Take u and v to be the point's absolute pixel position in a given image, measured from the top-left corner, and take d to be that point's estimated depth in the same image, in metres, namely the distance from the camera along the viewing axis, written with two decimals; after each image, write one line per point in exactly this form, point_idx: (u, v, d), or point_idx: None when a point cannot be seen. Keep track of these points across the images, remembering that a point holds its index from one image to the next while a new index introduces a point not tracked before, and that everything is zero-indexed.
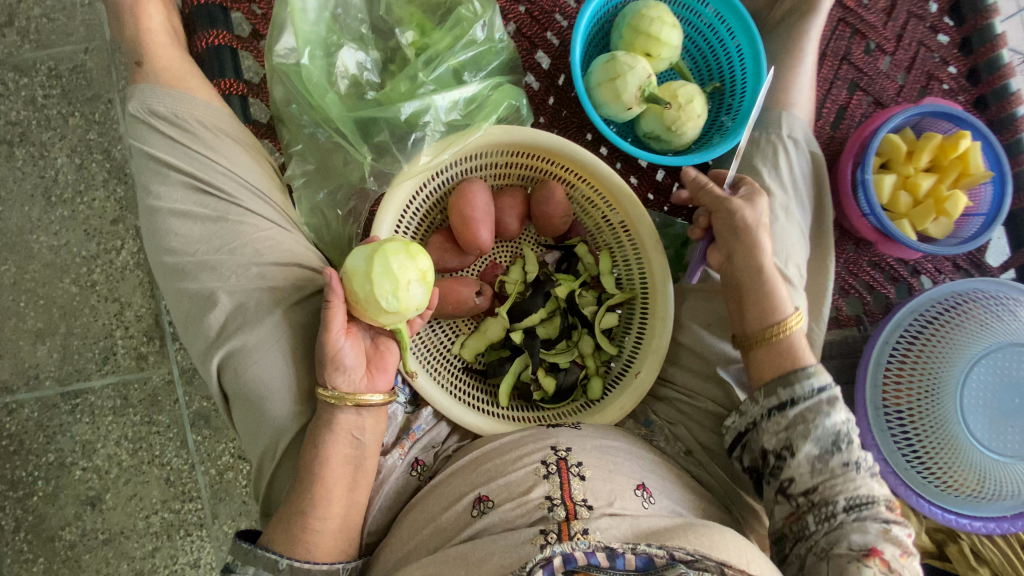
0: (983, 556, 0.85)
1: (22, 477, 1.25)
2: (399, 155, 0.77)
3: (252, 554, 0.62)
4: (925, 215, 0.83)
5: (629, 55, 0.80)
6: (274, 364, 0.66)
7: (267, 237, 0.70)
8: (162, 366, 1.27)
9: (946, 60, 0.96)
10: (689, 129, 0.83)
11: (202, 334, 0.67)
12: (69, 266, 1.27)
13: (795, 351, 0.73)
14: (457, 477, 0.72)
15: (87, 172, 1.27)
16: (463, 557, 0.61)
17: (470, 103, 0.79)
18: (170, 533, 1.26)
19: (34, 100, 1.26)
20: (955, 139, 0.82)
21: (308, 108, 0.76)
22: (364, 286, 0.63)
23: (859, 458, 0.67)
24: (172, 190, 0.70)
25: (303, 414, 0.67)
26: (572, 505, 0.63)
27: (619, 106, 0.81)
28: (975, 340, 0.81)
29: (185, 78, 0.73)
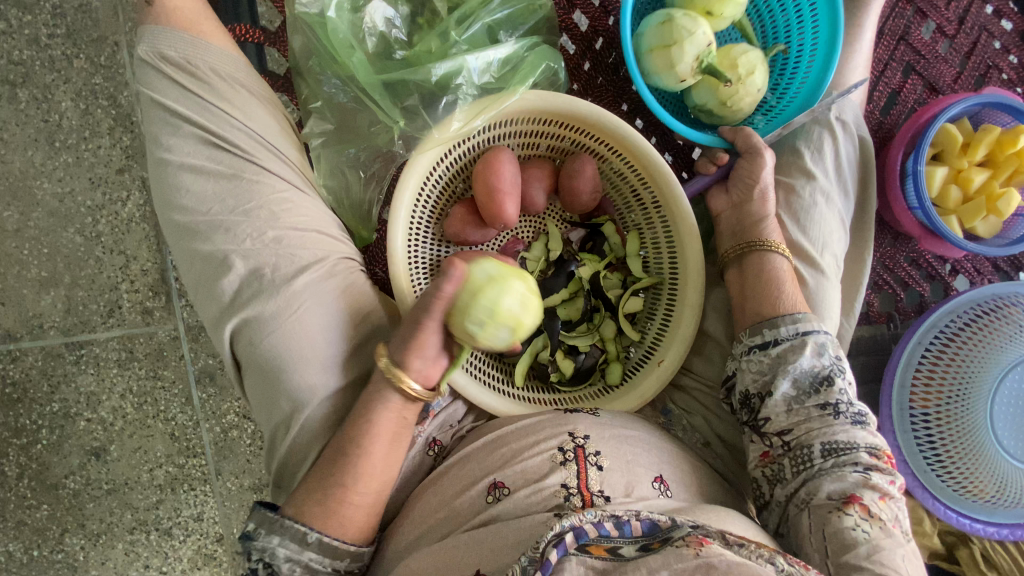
0: (992, 561, 0.83)
1: (25, 425, 1.25)
2: (428, 118, 0.73)
3: (277, 524, 0.59)
4: (975, 212, 0.78)
5: (689, 19, 0.73)
6: (291, 335, 0.63)
7: (284, 199, 0.67)
8: (168, 322, 1.26)
9: (1008, 47, 0.90)
10: (745, 101, 0.78)
11: (215, 299, 0.64)
12: (74, 216, 1.24)
13: (788, 295, 0.71)
14: (471, 462, 0.70)
15: (92, 118, 1.22)
16: (475, 543, 0.60)
17: (505, 65, 0.73)
18: (174, 487, 1.26)
19: (37, 39, 1.20)
20: (1015, 134, 0.77)
21: (331, 63, 0.72)
22: (467, 299, 0.60)
23: (839, 398, 0.65)
24: (184, 143, 0.65)
25: (313, 390, 0.63)
26: (588, 495, 0.62)
27: (673, 76, 0.75)
28: (1012, 344, 0.78)
29: (198, 21, 0.68)
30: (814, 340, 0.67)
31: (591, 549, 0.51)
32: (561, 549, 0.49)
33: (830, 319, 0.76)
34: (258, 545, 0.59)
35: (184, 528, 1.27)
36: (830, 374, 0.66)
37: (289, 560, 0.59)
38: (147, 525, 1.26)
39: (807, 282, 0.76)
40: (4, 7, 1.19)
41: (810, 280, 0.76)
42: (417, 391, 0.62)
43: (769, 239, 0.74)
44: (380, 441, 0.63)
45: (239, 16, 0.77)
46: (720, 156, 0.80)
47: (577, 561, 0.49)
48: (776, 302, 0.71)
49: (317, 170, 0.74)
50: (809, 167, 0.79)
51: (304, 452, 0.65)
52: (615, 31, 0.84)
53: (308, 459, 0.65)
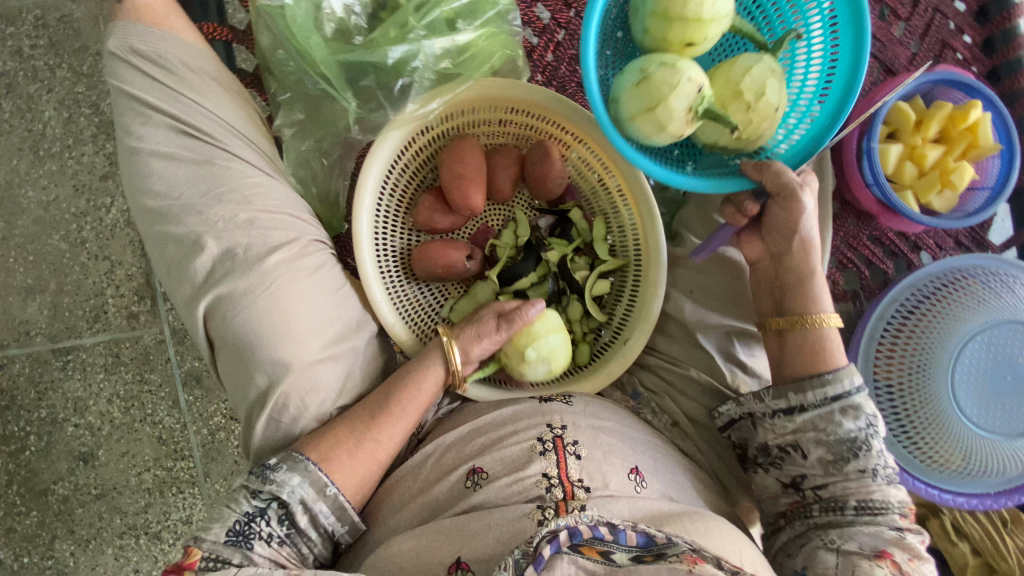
0: (963, 531, 0.85)
1: (14, 431, 1.26)
2: (385, 103, 0.75)
3: (301, 464, 0.63)
4: (929, 186, 0.81)
5: (667, 71, 0.64)
6: (266, 310, 0.65)
7: (255, 183, 0.69)
8: (154, 326, 1.26)
9: (961, 28, 0.90)
10: (763, 122, 0.68)
11: (188, 280, 0.66)
12: (59, 223, 1.25)
13: (818, 351, 0.70)
14: (447, 447, 0.73)
15: (75, 126, 1.24)
16: (457, 529, 0.62)
17: (462, 52, 0.74)
18: (162, 490, 1.27)
19: (21, 51, 1.22)
20: (966, 108, 0.79)
21: (294, 54, 0.73)
22: (539, 326, 0.76)
23: (877, 462, 0.65)
24: (155, 132, 0.67)
25: (281, 365, 0.65)
26: (570, 486, 0.64)
27: (667, 137, 0.66)
28: (972, 316, 0.80)
29: (167, 17, 0.70)
30: (847, 406, 0.66)
31: (584, 550, 0.52)
32: (554, 545, 0.51)
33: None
34: (275, 479, 0.61)
35: (174, 531, 1.27)
36: (863, 438, 0.65)
37: (302, 505, 0.62)
38: (136, 530, 1.26)
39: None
40: None
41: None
42: (455, 365, 0.72)
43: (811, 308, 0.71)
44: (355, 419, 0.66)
45: (207, 15, 0.79)
46: (750, 207, 0.71)
47: (568, 560, 0.51)
48: (811, 363, 0.69)
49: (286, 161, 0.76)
50: None
51: (280, 433, 0.67)
52: (576, 22, 0.87)
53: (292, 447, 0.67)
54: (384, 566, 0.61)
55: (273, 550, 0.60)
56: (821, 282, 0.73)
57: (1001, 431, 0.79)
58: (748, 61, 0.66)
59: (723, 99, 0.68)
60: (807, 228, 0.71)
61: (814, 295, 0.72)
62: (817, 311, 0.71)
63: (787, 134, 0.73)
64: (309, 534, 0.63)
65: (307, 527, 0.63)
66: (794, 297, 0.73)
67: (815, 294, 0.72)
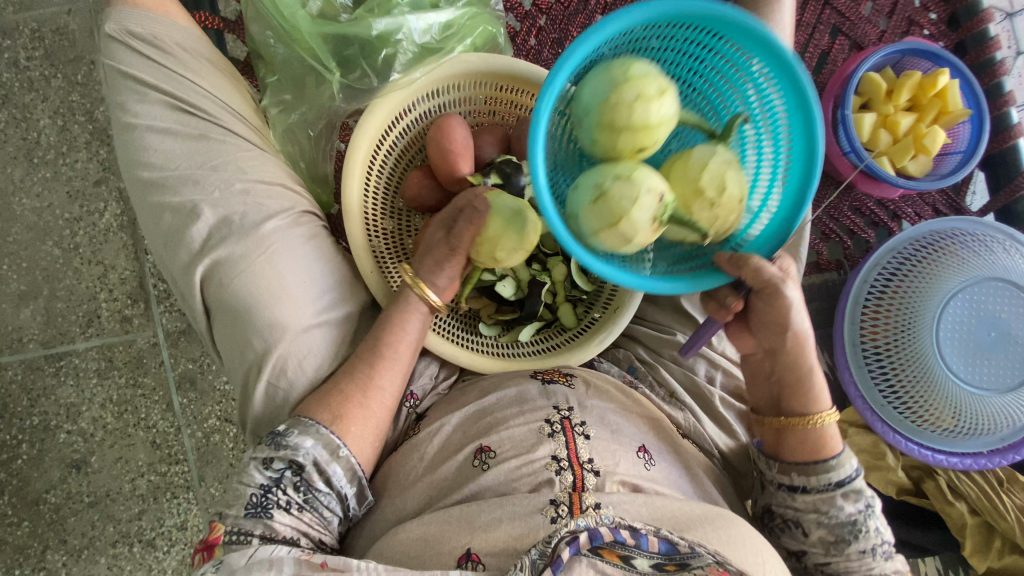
0: (959, 491, 0.85)
1: (6, 440, 1.24)
2: (369, 70, 0.77)
3: (311, 428, 0.64)
4: (903, 152, 0.83)
5: (621, 184, 0.54)
6: (262, 274, 0.68)
7: (249, 156, 0.71)
8: (147, 329, 1.27)
9: (927, 5, 0.94)
10: (732, 218, 0.59)
11: (184, 247, 0.68)
12: (52, 229, 1.26)
13: (819, 442, 0.68)
14: (454, 426, 0.74)
15: (69, 133, 1.26)
16: (469, 521, 0.62)
17: (446, 29, 0.78)
18: (156, 496, 1.26)
19: (15, 61, 1.24)
20: (934, 76, 0.82)
21: (283, 34, 0.75)
22: (497, 230, 0.68)
23: (876, 542, 0.65)
24: (151, 109, 0.70)
25: (278, 329, 0.67)
26: (580, 469, 0.64)
27: (634, 248, 0.57)
28: (953, 275, 0.82)
29: (162, 3, 0.73)
30: (846, 490, 0.66)
31: (604, 553, 0.53)
32: (572, 548, 0.52)
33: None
34: (287, 445, 0.62)
35: (169, 538, 1.26)
36: (863, 520, 0.65)
37: (315, 467, 0.63)
38: (130, 537, 1.25)
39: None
40: None
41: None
42: (434, 301, 0.72)
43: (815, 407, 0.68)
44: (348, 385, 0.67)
45: (199, 5, 0.81)
46: (733, 302, 0.65)
47: (586, 563, 0.53)
48: (811, 451, 0.68)
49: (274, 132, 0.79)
50: None
51: (277, 401, 0.69)
52: (557, 8, 0.90)
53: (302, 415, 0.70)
54: (393, 555, 0.62)
55: (293, 516, 0.62)
56: (820, 377, 0.70)
57: (989, 386, 0.81)
58: (704, 156, 0.57)
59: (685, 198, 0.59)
60: (798, 320, 0.65)
61: (813, 385, 0.69)
62: (816, 408, 0.69)
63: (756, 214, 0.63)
64: (326, 498, 0.64)
65: (324, 491, 0.64)
66: (789, 395, 0.70)
67: (814, 391, 0.69)
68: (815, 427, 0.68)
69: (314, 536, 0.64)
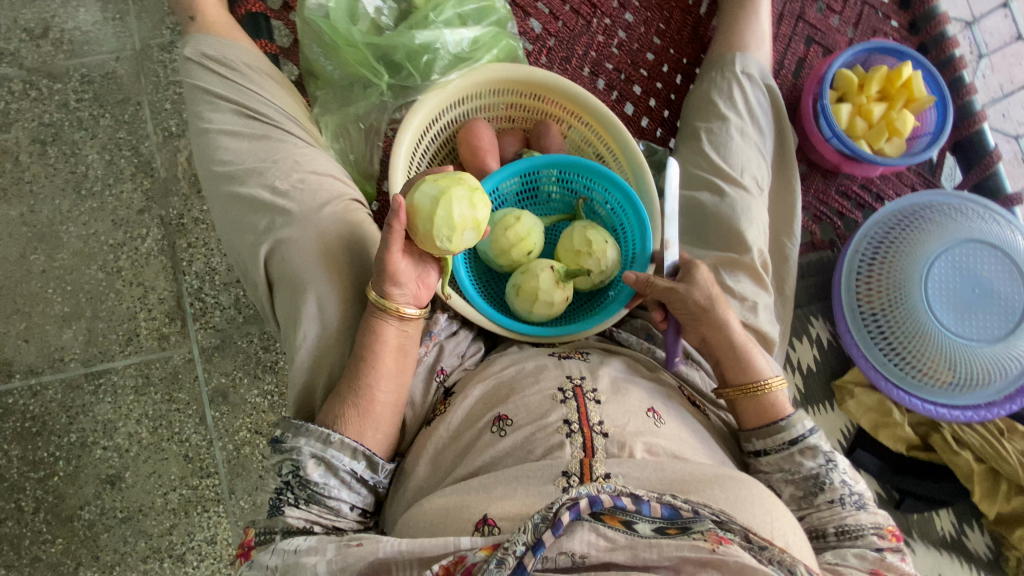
0: (964, 441, 0.92)
1: (43, 457, 1.24)
2: (414, 71, 0.89)
3: (303, 428, 0.68)
4: (879, 135, 0.94)
5: (522, 274, 0.83)
6: (316, 251, 0.76)
7: (305, 153, 0.81)
8: (184, 345, 1.30)
9: (889, 15, 1.07)
10: (608, 254, 0.85)
11: (250, 230, 0.77)
12: (97, 254, 1.30)
13: (771, 408, 0.74)
14: (476, 397, 0.75)
15: (116, 167, 1.32)
16: (487, 487, 0.62)
17: (473, 43, 0.91)
18: (187, 510, 1.25)
19: (66, 104, 1.32)
20: (898, 69, 0.94)
21: (334, 56, 0.89)
22: (424, 224, 0.68)
23: (843, 492, 0.69)
24: (223, 116, 0.81)
25: (323, 298, 0.75)
26: (589, 432, 0.66)
27: (558, 304, 0.83)
28: (936, 240, 0.91)
29: (232, 31, 0.86)
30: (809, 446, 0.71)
31: (606, 519, 0.54)
32: (573, 512, 0.52)
33: (755, 227, 0.87)
34: (287, 448, 0.67)
35: (197, 552, 1.24)
36: (825, 475, 0.70)
37: (313, 459, 0.67)
38: (160, 552, 1.23)
39: (731, 197, 0.87)
40: (37, 80, 1.32)
41: (734, 196, 0.87)
42: (399, 308, 0.72)
43: (759, 377, 0.75)
44: (388, 351, 0.72)
45: (259, 34, 0.93)
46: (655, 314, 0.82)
47: (589, 527, 0.53)
48: (765, 414, 0.74)
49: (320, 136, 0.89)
50: (714, 98, 0.94)
51: (324, 368, 0.75)
52: (564, 31, 1.03)
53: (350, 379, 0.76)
54: (418, 522, 0.62)
55: (303, 510, 0.66)
56: (756, 350, 0.77)
57: (980, 339, 0.88)
58: (570, 232, 0.86)
59: (572, 260, 0.86)
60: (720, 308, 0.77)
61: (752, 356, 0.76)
62: (762, 377, 0.75)
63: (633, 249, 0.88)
64: (331, 487, 0.68)
65: (324, 480, 0.67)
66: (735, 370, 0.77)
67: (754, 363, 0.76)
68: (765, 396, 0.74)
69: (327, 523, 0.67)
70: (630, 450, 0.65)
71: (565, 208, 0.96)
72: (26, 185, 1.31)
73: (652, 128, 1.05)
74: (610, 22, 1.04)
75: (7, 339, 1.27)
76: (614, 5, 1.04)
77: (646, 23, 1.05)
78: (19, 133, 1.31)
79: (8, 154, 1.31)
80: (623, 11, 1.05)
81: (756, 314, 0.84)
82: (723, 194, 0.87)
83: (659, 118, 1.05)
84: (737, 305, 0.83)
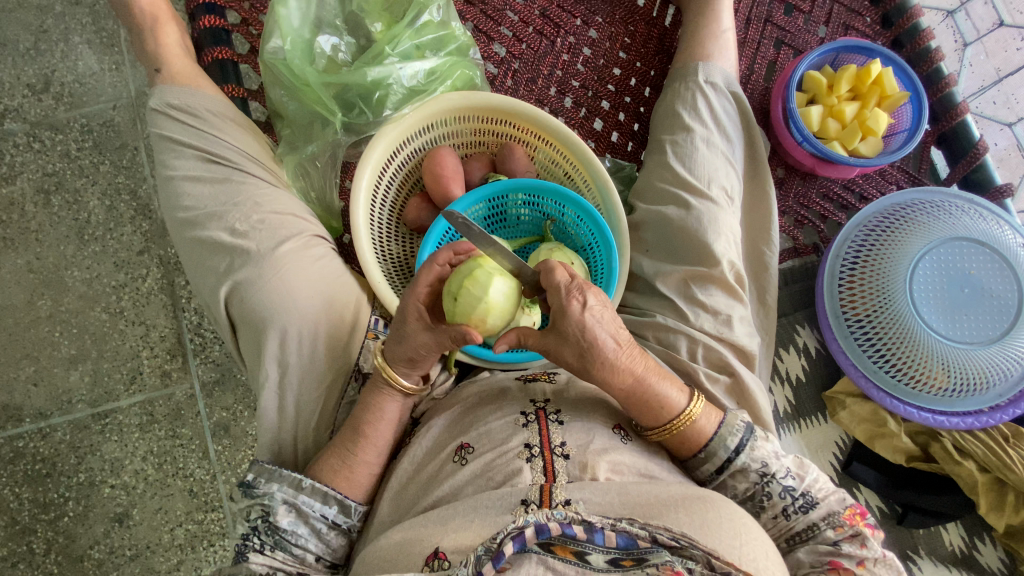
0: (967, 450, 0.87)
1: (53, 498, 1.27)
2: (367, 109, 0.91)
3: (277, 473, 0.68)
4: (852, 135, 0.92)
5: None
6: (275, 289, 0.76)
7: (265, 193, 0.83)
8: (185, 381, 1.32)
9: (860, 11, 1.04)
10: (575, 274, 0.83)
11: (213, 271, 0.79)
12: (100, 296, 1.34)
13: (690, 439, 0.69)
14: (441, 427, 0.74)
15: (116, 212, 1.36)
16: (442, 519, 0.60)
17: (430, 74, 0.94)
18: (194, 545, 1.26)
19: (68, 153, 1.37)
20: (867, 67, 0.92)
21: (296, 94, 0.91)
22: (496, 320, 0.67)
23: (782, 505, 0.66)
24: (186, 162, 0.83)
25: (284, 337, 0.75)
26: (549, 454, 0.63)
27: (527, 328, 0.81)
28: (918, 240, 0.87)
29: (196, 79, 0.88)
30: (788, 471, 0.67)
31: (555, 550, 0.52)
32: (517, 544, 0.49)
33: (723, 239, 0.84)
34: (258, 493, 0.67)
35: None
36: (761, 491, 0.68)
37: (284, 505, 0.67)
38: None
39: (697, 209, 0.85)
40: (40, 132, 1.37)
41: (700, 208, 0.85)
42: (407, 386, 0.72)
43: (672, 413, 0.68)
44: None
45: (226, 79, 0.95)
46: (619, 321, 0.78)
47: (536, 559, 0.52)
48: (683, 446, 0.70)
49: (286, 172, 0.91)
50: (677, 109, 0.93)
51: (289, 406, 0.76)
52: (528, 53, 1.03)
53: (316, 414, 0.77)
54: (372, 563, 0.61)
55: (267, 556, 0.65)
56: (666, 384, 0.68)
57: (974, 341, 0.84)
58: (537, 254, 0.85)
59: None
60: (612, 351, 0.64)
61: (665, 396, 0.68)
62: (675, 413, 0.68)
63: (602, 268, 0.87)
64: (299, 535, 0.68)
65: (294, 528, 0.67)
66: (646, 411, 0.68)
67: (661, 401, 0.68)
68: (681, 430, 0.68)
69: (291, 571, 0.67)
70: (593, 472, 0.62)
71: (533, 231, 0.95)
72: (32, 233, 1.35)
73: (622, 143, 1.04)
74: (574, 40, 1.04)
75: (17, 383, 1.30)
76: (577, 22, 1.04)
77: (611, 38, 1.05)
78: (24, 184, 1.36)
79: (14, 205, 1.36)
80: (586, 28, 1.04)
81: (731, 327, 0.82)
82: (689, 207, 0.85)
83: (629, 131, 1.04)
84: (709, 319, 0.81)
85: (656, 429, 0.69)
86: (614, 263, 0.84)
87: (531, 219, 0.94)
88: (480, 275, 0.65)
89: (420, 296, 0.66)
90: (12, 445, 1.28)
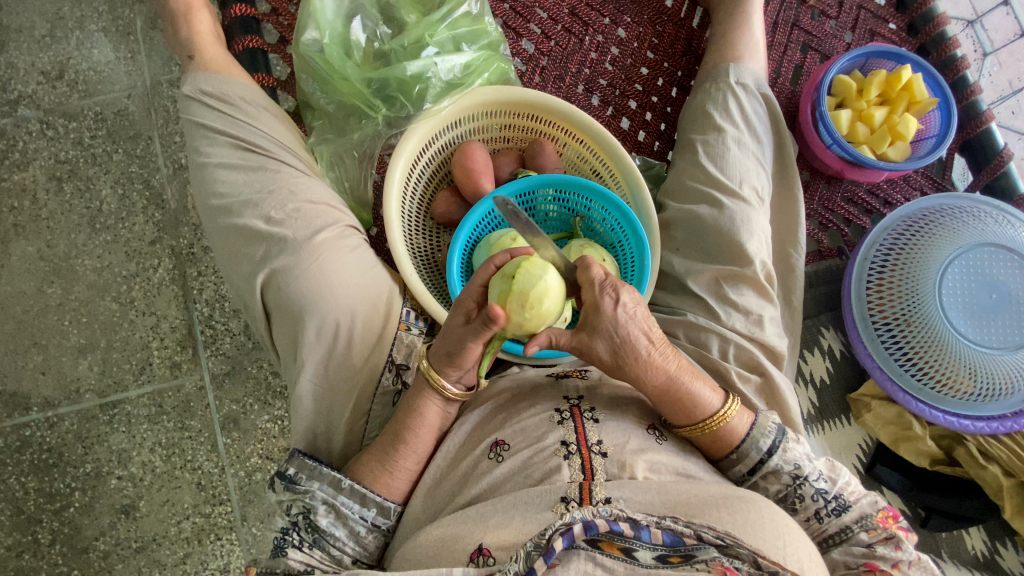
0: (990, 454, 0.88)
1: (59, 489, 1.25)
2: (406, 103, 0.91)
3: (318, 471, 0.68)
4: (881, 139, 0.92)
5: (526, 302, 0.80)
6: (311, 279, 0.76)
7: (299, 182, 0.82)
8: (195, 373, 1.30)
9: (886, 18, 1.05)
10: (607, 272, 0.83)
11: (248, 259, 0.78)
12: (111, 285, 1.32)
13: (721, 442, 0.69)
14: (473, 423, 0.74)
15: (128, 201, 1.35)
16: (482, 516, 0.60)
17: (465, 69, 0.94)
18: (201, 538, 1.24)
19: (81, 140, 1.36)
20: (897, 72, 0.92)
21: (331, 86, 0.91)
22: (553, 301, 0.63)
23: (815, 507, 0.66)
24: (220, 150, 0.83)
25: (320, 326, 0.75)
26: (587, 452, 0.63)
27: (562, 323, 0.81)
28: (946, 245, 0.88)
29: (228, 67, 0.88)
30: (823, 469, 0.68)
31: (603, 546, 0.51)
32: (567, 539, 0.49)
33: (756, 239, 0.84)
34: (300, 489, 0.67)
35: None
36: (794, 493, 0.68)
37: (325, 505, 0.67)
38: None
39: (730, 209, 0.85)
40: (52, 119, 1.36)
41: (733, 208, 0.85)
42: (451, 392, 0.70)
43: (705, 417, 0.68)
44: None
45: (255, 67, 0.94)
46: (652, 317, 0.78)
47: (584, 556, 0.51)
48: (714, 447, 0.70)
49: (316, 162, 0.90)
50: (708, 109, 0.93)
51: (322, 397, 0.75)
52: (556, 51, 1.03)
53: (349, 405, 0.76)
54: (411, 558, 0.60)
55: (304, 553, 0.65)
56: (696, 384, 0.68)
57: (1001, 346, 0.84)
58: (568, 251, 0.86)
59: None
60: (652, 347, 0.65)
61: (696, 396, 0.68)
62: (704, 415, 0.68)
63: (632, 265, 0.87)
64: (338, 537, 0.67)
65: (332, 528, 0.67)
66: (678, 409, 0.68)
67: (693, 400, 0.68)
68: (711, 431, 0.68)
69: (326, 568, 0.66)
70: (632, 470, 0.62)
71: (559, 227, 0.95)
72: (43, 221, 1.34)
73: (649, 142, 1.04)
74: (602, 39, 1.04)
75: (24, 371, 1.29)
76: (606, 21, 1.04)
77: (639, 38, 1.05)
78: (36, 171, 1.35)
79: (24, 191, 1.34)
80: (615, 27, 1.04)
81: (762, 328, 0.82)
82: (722, 207, 0.85)
83: (656, 131, 1.04)
84: (740, 319, 0.82)
85: (687, 427, 0.69)
86: (646, 259, 0.83)
87: (558, 216, 0.94)
88: (535, 258, 0.64)
89: (476, 296, 0.64)
90: (18, 434, 1.27)
